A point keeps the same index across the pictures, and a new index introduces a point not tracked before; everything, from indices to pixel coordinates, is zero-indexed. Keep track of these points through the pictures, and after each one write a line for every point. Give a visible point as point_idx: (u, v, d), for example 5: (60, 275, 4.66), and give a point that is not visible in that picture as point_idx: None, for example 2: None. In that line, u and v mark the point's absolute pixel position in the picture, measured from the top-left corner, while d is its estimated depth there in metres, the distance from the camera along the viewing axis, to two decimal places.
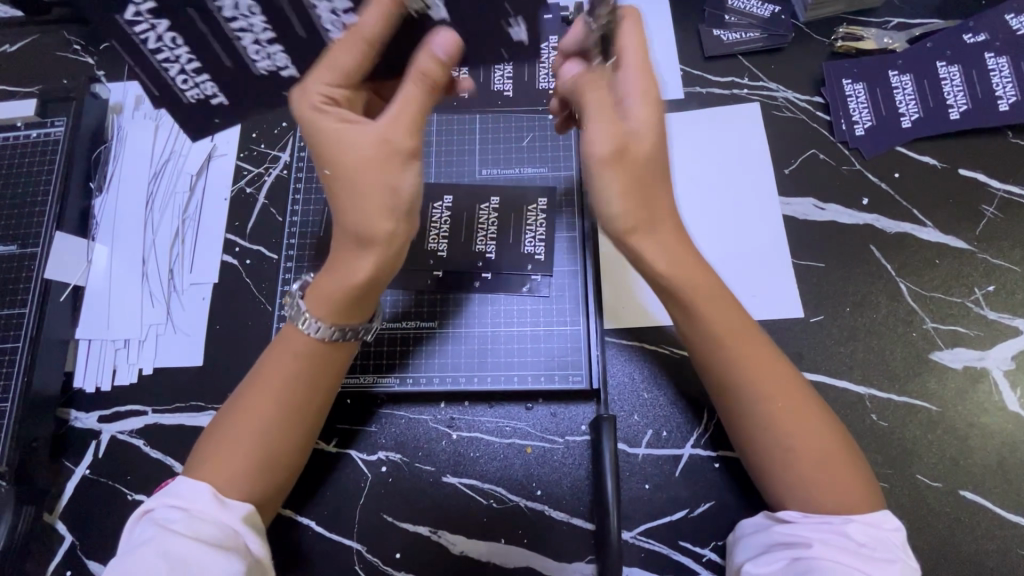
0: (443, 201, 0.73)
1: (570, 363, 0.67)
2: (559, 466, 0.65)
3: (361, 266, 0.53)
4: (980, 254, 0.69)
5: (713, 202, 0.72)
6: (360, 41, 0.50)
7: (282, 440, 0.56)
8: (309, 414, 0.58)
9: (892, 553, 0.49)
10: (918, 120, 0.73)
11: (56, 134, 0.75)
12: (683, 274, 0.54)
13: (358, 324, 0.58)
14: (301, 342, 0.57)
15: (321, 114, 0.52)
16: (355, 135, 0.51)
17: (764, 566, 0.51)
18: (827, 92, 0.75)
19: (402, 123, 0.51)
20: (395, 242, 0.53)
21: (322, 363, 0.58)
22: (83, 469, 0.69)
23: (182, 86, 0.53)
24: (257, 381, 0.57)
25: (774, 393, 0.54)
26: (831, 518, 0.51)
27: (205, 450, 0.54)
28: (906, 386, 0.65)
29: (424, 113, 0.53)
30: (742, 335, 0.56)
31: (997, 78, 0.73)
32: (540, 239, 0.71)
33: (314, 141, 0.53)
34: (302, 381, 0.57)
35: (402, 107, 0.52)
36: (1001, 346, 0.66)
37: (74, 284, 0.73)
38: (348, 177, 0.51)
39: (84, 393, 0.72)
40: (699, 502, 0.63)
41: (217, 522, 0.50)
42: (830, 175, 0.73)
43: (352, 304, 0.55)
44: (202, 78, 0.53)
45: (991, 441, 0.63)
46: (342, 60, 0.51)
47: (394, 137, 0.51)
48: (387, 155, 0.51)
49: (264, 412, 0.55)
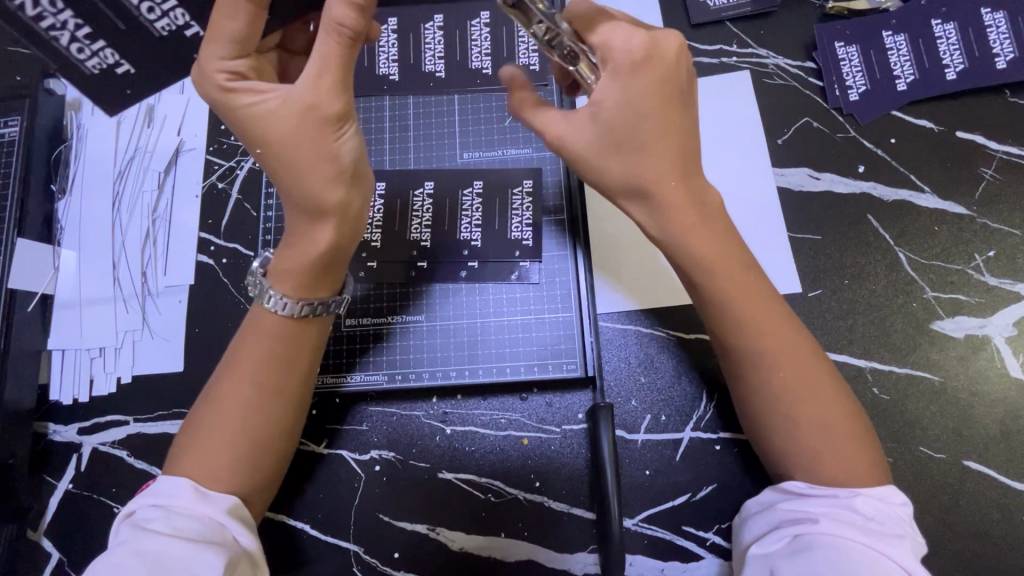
0: (424, 188, 0.70)
1: (563, 351, 0.66)
2: (557, 457, 0.63)
3: (320, 233, 0.52)
4: (980, 219, 0.67)
5: (705, 176, 0.70)
6: (244, 4, 0.46)
7: (262, 428, 0.53)
8: (291, 398, 0.55)
9: (900, 529, 0.47)
10: (915, 82, 0.70)
11: (9, 135, 0.70)
12: (694, 235, 0.53)
13: (327, 296, 0.55)
14: (268, 322, 0.54)
15: (232, 93, 0.49)
16: (275, 105, 0.49)
17: (769, 544, 0.49)
18: (819, 57, 0.72)
19: (324, 87, 0.48)
20: (350, 208, 0.52)
21: (295, 341, 0.55)
22: (66, 484, 0.66)
23: (80, 56, 0.48)
24: (232, 369, 0.54)
25: (790, 350, 0.52)
26: (836, 492, 0.49)
27: (190, 440, 0.52)
28: (907, 358, 0.64)
29: (346, 69, 0.49)
30: (759, 296, 0.53)
31: (994, 35, 0.70)
32: (527, 224, 0.69)
33: (235, 126, 0.50)
34: (277, 361, 0.54)
35: (320, 65, 0.48)
36: (1003, 313, 0.64)
37: (42, 293, 0.70)
38: (276, 143, 0.49)
39: (61, 406, 0.69)
40: (701, 486, 0.62)
41: (200, 516, 0.48)
42: (825, 144, 0.70)
43: (318, 276, 0.53)
44: (99, 45, 0.48)
45: (994, 409, 0.62)
46: (231, 29, 0.47)
47: (316, 101, 0.48)
48: (316, 123, 0.49)
49: (239, 397, 0.53)
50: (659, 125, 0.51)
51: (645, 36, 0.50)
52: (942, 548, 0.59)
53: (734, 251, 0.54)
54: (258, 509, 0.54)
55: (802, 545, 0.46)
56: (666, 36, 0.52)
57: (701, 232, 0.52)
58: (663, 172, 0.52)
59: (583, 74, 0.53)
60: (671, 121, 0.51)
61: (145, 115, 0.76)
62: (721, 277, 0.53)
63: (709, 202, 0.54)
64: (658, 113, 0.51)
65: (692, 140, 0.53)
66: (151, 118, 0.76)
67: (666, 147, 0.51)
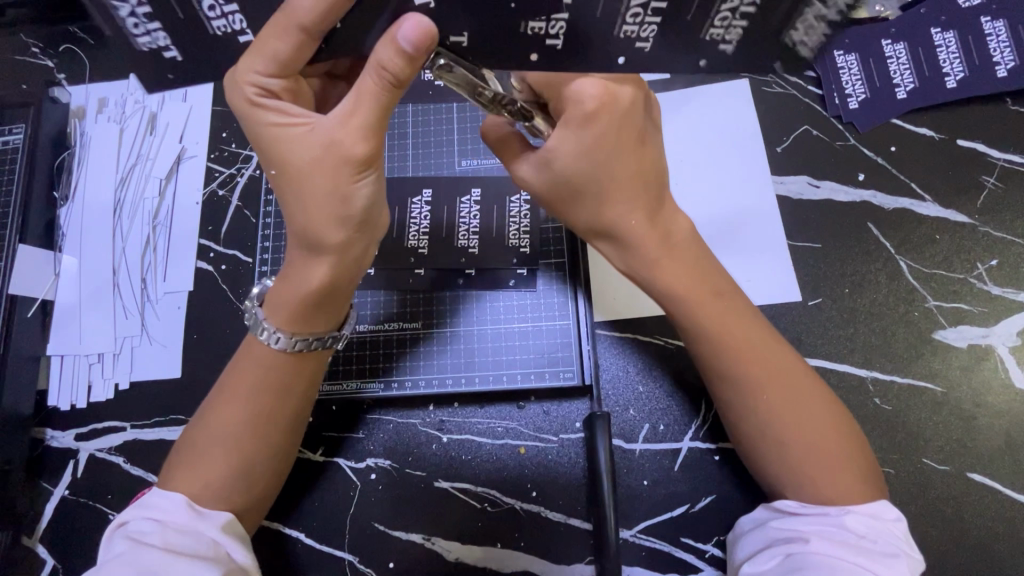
0: (422, 196, 0.70)
1: (560, 359, 0.65)
2: (554, 465, 0.63)
3: (315, 272, 0.50)
4: (980, 227, 0.67)
5: (704, 184, 0.69)
6: (294, 29, 0.43)
7: (259, 452, 0.53)
8: (284, 420, 0.54)
9: (895, 547, 0.46)
10: (914, 90, 0.70)
11: (14, 142, 0.71)
12: (664, 271, 0.53)
13: (325, 332, 0.54)
14: (263, 353, 0.53)
15: (260, 110, 0.47)
16: (301, 134, 0.47)
17: (760, 563, 0.48)
18: (818, 65, 0.72)
19: (353, 125, 0.45)
20: (349, 251, 0.50)
21: (292, 371, 0.54)
22: (62, 490, 0.66)
23: (132, 32, 0.44)
24: (227, 392, 0.53)
25: (767, 386, 0.52)
26: (828, 510, 0.48)
27: (186, 455, 0.52)
28: (908, 368, 0.63)
29: (381, 113, 0.45)
30: (735, 329, 0.53)
31: (994, 43, 0.70)
32: (524, 231, 0.69)
33: (256, 141, 0.48)
34: (272, 390, 0.53)
35: (355, 103, 0.45)
36: (1006, 322, 0.64)
37: (42, 299, 0.70)
38: (291, 174, 0.47)
39: (59, 412, 0.69)
40: (700, 497, 0.61)
41: (194, 531, 0.48)
42: (825, 152, 0.70)
43: (311, 314, 0.52)
44: (155, 28, 0.44)
45: (997, 421, 0.61)
46: (273, 48, 0.44)
47: (343, 140, 0.45)
48: (338, 162, 0.46)
49: (234, 426, 0.52)
50: (623, 165, 0.50)
51: (598, 82, 0.48)
52: (946, 561, 0.58)
53: (708, 283, 0.54)
54: (252, 522, 0.55)
55: (793, 564, 0.45)
56: (621, 80, 0.49)
57: (673, 268, 0.53)
58: (629, 212, 0.52)
59: (536, 126, 0.53)
60: (632, 157, 0.50)
61: (148, 122, 0.77)
62: (691, 314, 0.53)
63: (677, 232, 0.54)
64: (620, 152, 0.50)
65: (658, 175, 0.52)
66: (154, 125, 0.77)
67: (631, 186, 0.51)
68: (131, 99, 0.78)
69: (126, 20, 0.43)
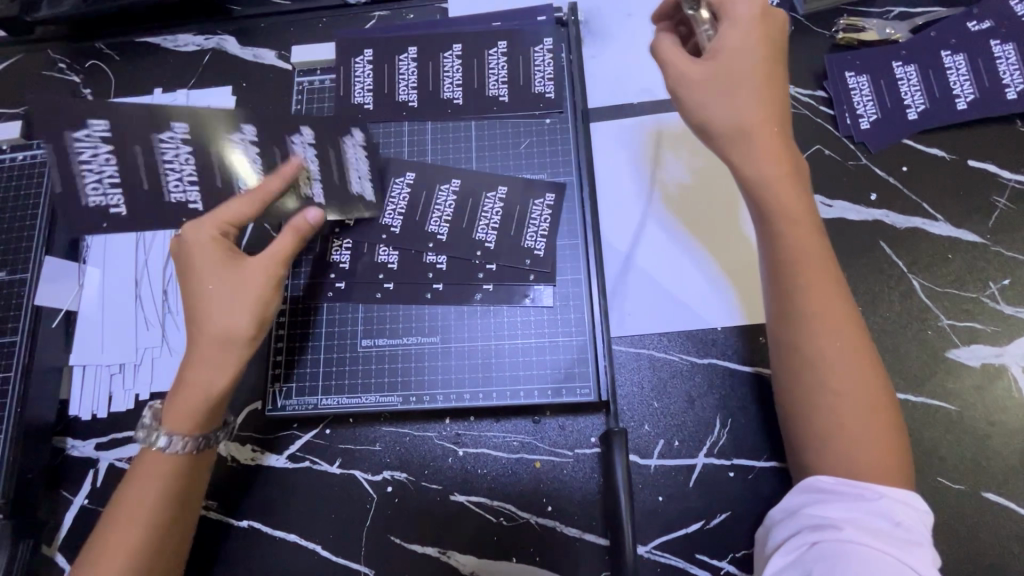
0: (450, 184, 0.72)
1: (576, 374, 0.66)
2: (569, 480, 0.63)
3: (223, 367, 0.55)
4: (993, 247, 0.67)
5: (718, 201, 0.71)
6: (255, 201, 0.60)
7: (157, 564, 0.53)
8: (189, 528, 0.56)
9: (923, 536, 0.45)
10: (925, 111, 0.71)
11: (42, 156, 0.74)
12: (782, 190, 0.51)
13: (214, 431, 0.57)
14: (163, 463, 0.54)
15: (197, 248, 0.57)
16: (224, 272, 0.57)
17: (791, 552, 0.46)
18: (830, 86, 0.73)
19: (262, 262, 0.58)
20: (256, 345, 0.57)
21: (187, 481, 0.55)
22: (81, 499, 0.67)
23: (173, 189, 0.63)
24: (120, 512, 0.53)
25: (824, 315, 0.50)
26: (863, 492, 0.46)
27: (84, 571, 0.51)
28: (921, 386, 0.64)
29: (286, 263, 0.59)
30: (820, 263, 0.51)
31: (1004, 66, 0.71)
32: (542, 234, 0.70)
33: (187, 278, 0.57)
34: (171, 500, 0.54)
35: (274, 249, 0.58)
36: (1020, 341, 0.64)
37: (66, 309, 0.72)
38: (221, 286, 0.56)
39: (80, 421, 0.70)
40: (714, 513, 0.61)
41: None
42: (837, 171, 0.71)
43: (215, 409, 0.56)
44: (191, 189, 0.63)
45: (1011, 440, 0.61)
46: (230, 210, 0.59)
47: (253, 270, 0.57)
48: (249, 289, 0.56)
49: (127, 545, 0.52)
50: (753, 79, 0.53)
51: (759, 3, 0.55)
52: None
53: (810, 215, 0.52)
54: None
55: (825, 551, 0.44)
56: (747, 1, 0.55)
57: (789, 183, 0.52)
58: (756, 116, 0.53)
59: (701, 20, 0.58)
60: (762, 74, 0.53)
61: None
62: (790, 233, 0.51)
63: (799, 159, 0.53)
64: (756, 67, 0.53)
65: (782, 110, 0.54)
66: None
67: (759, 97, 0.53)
68: None
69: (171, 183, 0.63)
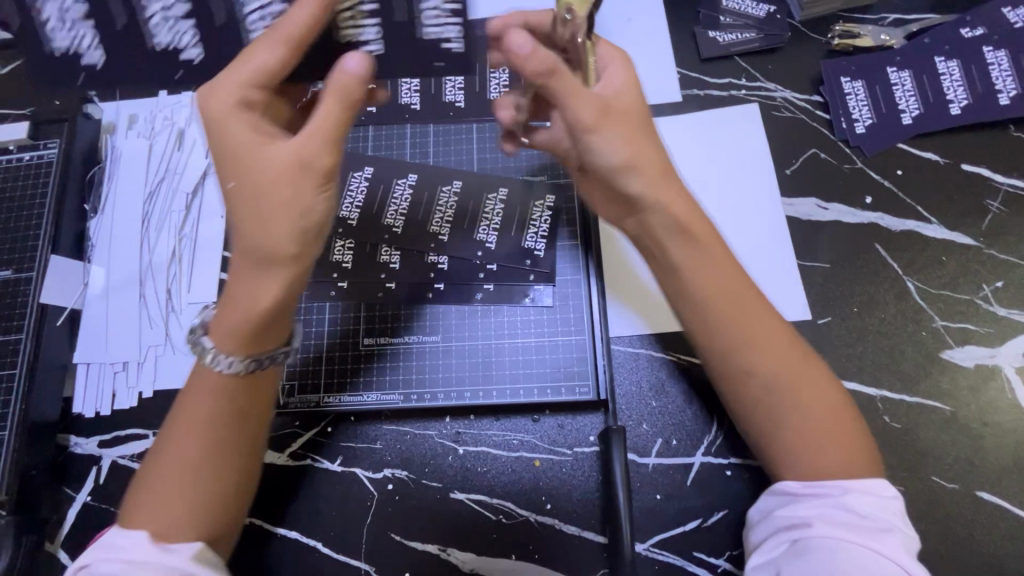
0: (452, 185, 0.73)
1: (576, 373, 0.67)
2: (568, 478, 0.64)
3: (265, 289, 0.49)
4: (986, 249, 0.68)
5: (716, 203, 0.71)
6: (279, 41, 0.49)
7: (220, 482, 0.51)
8: (247, 455, 0.53)
9: (891, 523, 0.47)
10: (919, 116, 0.72)
11: (49, 156, 0.74)
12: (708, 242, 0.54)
13: (275, 349, 0.52)
14: (212, 380, 0.51)
15: (233, 121, 0.50)
16: (271, 154, 0.49)
17: (768, 552, 0.49)
18: (826, 91, 0.75)
19: (314, 140, 0.49)
20: (301, 263, 0.50)
21: (242, 397, 0.52)
22: (84, 495, 0.68)
23: (157, 29, 0.55)
24: (178, 428, 0.51)
25: (766, 341, 0.53)
26: (830, 490, 0.49)
27: (149, 492, 0.50)
28: (916, 386, 0.64)
29: (342, 135, 0.50)
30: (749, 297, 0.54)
31: (996, 72, 0.72)
32: (541, 235, 0.71)
33: (230, 153, 0.50)
34: (225, 416, 0.51)
35: (318, 121, 0.49)
36: (1013, 342, 0.65)
37: (71, 308, 0.72)
38: (268, 174, 0.48)
39: (83, 419, 0.70)
40: (712, 511, 0.62)
41: (159, 567, 0.47)
42: (833, 174, 0.72)
43: (262, 330, 0.51)
44: (182, 27, 0.55)
45: (1005, 440, 0.62)
46: (260, 62, 0.49)
47: (309, 155, 0.49)
48: (300, 176, 0.48)
49: (190, 461, 0.50)
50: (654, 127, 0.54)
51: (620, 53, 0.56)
52: None
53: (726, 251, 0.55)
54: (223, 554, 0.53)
55: (799, 550, 0.47)
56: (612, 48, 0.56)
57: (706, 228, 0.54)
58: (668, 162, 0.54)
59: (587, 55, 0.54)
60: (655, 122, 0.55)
61: (176, 139, 0.79)
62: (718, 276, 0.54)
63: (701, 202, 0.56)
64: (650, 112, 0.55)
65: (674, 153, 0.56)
66: (181, 142, 0.79)
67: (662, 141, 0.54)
68: (160, 116, 0.80)
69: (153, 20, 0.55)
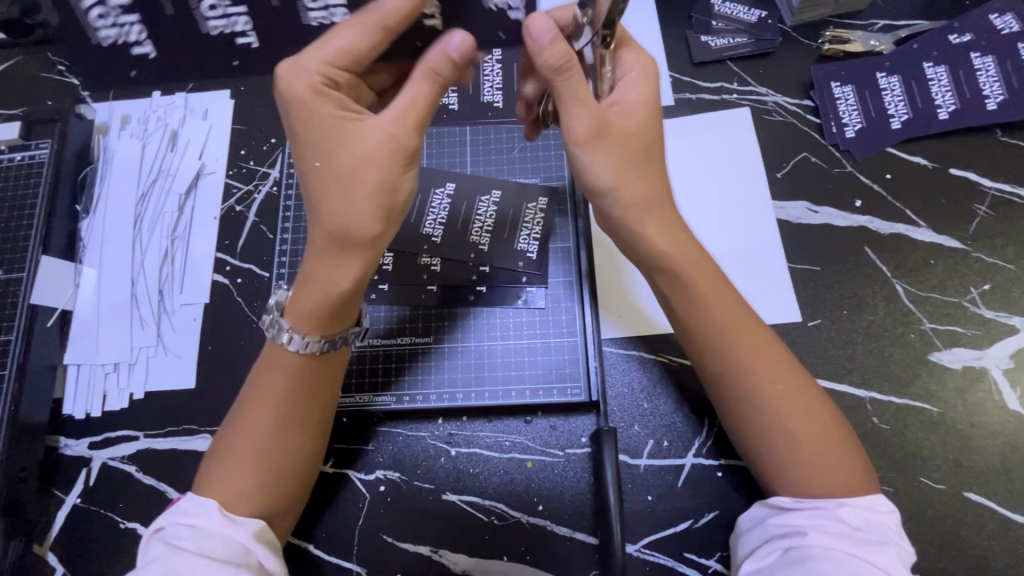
0: (445, 188, 0.73)
1: (568, 375, 0.67)
2: (560, 479, 0.64)
3: (344, 272, 0.51)
4: (974, 253, 0.69)
5: (707, 206, 0.72)
6: (378, 27, 0.47)
7: (290, 454, 0.55)
8: (315, 430, 0.57)
9: (886, 536, 0.48)
10: (908, 121, 0.73)
11: (40, 157, 0.74)
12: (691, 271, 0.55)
13: (348, 330, 0.56)
14: (287, 360, 0.55)
15: (322, 97, 0.49)
16: (361, 133, 0.49)
17: (760, 559, 0.50)
18: (816, 95, 0.75)
19: (405, 122, 0.49)
20: (379, 243, 0.52)
21: (313, 376, 0.55)
22: (73, 498, 0.67)
23: (97, 21, 0.45)
24: (253, 402, 0.55)
25: (758, 362, 0.54)
26: (823, 502, 0.50)
27: (220, 468, 0.53)
28: (904, 388, 0.65)
29: (429, 115, 0.51)
30: (740, 320, 0.55)
31: (984, 78, 0.73)
32: (534, 238, 0.71)
33: (312, 129, 0.50)
34: (295, 394, 0.55)
35: (410, 102, 0.49)
36: (1000, 345, 0.66)
37: (61, 309, 0.72)
38: (350, 158, 0.49)
39: (73, 420, 0.70)
40: (703, 513, 0.62)
41: (228, 538, 0.49)
42: (822, 178, 0.73)
43: (337, 311, 0.53)
44: (126, 21, 0.46)
45: (992, 441, 0.63)
46: (350, 40, 0.48)
47: (397, 138, 0.49)
48: (389, 159, 0.49)
49: (261, 437, 0.54)
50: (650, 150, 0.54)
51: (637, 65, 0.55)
52: None
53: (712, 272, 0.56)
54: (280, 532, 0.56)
55: (793, 557, 0.47)
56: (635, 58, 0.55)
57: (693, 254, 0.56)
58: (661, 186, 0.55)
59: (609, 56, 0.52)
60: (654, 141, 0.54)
61: (169, 140, 0.79)
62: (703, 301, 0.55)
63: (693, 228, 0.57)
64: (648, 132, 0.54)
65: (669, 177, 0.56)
66: (174, 143, 0.79)
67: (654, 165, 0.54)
68: (153, 117, 0.80)
69: (92, 12, 0.45)
